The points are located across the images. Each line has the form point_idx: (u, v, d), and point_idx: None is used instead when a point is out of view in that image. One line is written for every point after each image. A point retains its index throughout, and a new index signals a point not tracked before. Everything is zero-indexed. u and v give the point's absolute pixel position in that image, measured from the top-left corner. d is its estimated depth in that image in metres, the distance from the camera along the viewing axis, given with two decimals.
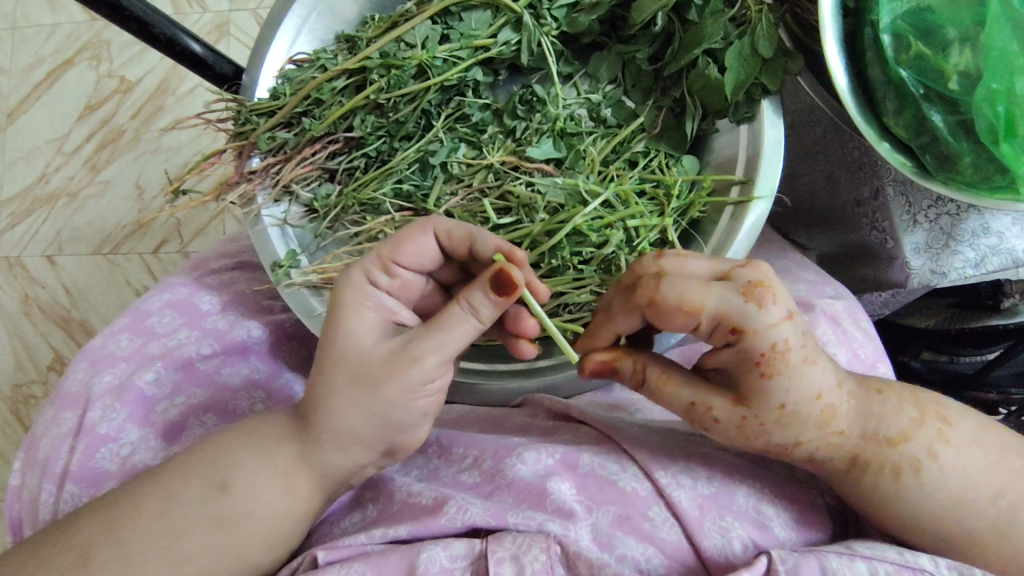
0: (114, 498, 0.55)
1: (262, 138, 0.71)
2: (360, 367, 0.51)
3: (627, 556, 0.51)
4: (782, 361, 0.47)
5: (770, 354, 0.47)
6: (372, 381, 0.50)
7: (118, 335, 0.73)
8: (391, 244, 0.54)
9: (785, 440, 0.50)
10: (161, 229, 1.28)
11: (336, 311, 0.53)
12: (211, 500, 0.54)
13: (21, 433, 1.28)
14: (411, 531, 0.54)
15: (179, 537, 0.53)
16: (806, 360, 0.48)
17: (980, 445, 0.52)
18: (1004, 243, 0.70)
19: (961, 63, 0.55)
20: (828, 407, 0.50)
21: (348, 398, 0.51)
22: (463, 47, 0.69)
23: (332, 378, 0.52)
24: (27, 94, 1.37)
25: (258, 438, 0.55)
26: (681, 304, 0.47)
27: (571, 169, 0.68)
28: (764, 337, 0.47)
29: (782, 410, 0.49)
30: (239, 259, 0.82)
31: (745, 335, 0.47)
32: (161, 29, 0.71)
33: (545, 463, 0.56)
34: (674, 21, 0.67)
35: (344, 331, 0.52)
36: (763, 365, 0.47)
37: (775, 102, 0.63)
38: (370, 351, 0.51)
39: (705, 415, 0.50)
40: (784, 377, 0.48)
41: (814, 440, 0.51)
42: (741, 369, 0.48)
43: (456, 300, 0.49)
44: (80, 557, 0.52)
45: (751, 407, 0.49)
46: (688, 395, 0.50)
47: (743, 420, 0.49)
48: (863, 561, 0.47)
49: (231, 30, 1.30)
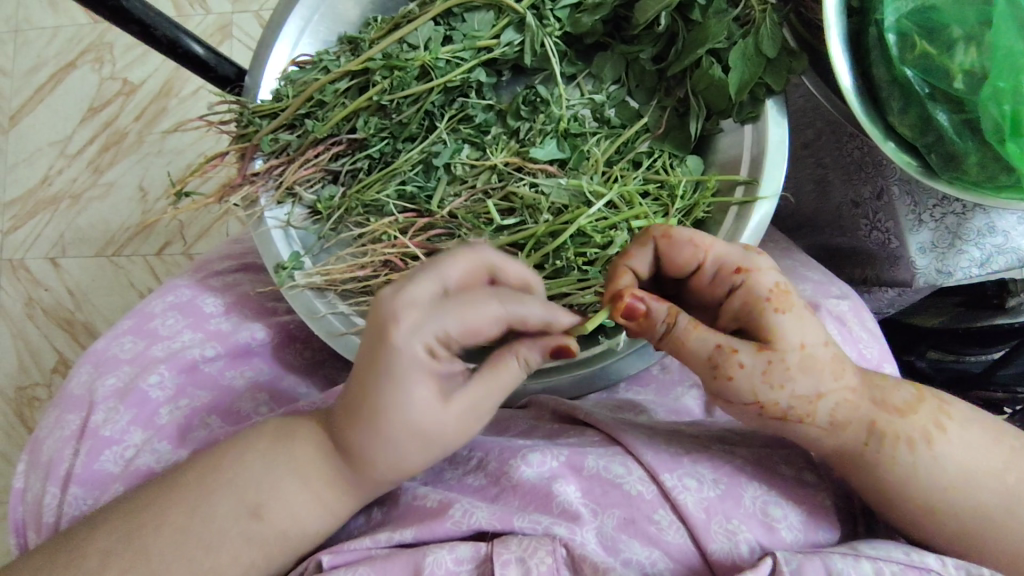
0: (136, 507, 0.55)
1: (265, 139, 0.72)
2: (432, 435, 0.49)
3: (631, 559, 0.51)
4: (789, 296, 0.49)
5: (777, 288, 0.49)
6: (443, 444, 0.50)
7: (122, 338, 0.74)
8: (458, 326, 0.47)
9: (807, 391, 0.49)
10: (164, 231, 1.28)
11: (390, 389, 0.47)
12: (238, 514, 0.53)
13: (24, 435, 1.28)
14: (417, 534, 0.53)
15: (207, 550, 0.53)
16: (807, 309, 0.50)
17: (985, 451, 0.51)
18: (1008, 242, 0.70)
19: (967, 62, 0.55)
20: (837, 356, 0.50)
21: (417, 452, 0.50)
22: (466, 48, 0.69)
23: (392, 436, 0.49)
24: (30, 97, 1.37)
25: (293, 455, 0.54)
26: (695, 239, 0.50)
27: (574, 170, 0.68)
28: (767, 274, 0.50)
29: (802, 352, 0.48)
30: (243, 260, 0.83)
31: (752, 271, 0.50)
32: (162, 30, 0.71)
33: (550, 465, 0.56)
34: (677, 21, 0.67)
35: (406, 408, 0.47)
36: (775, 298, 0.49)
37: (779, 101, 0.63)
38: (442, 422, 0.48)
39: (731, 359, 0.48)
40: (796, 319, 0.49)
41: (832, 394, 0.50)
42: (754, 314, 0.49)
43: (518, 356, 0.49)
44: (102, 562, 0.53)
45: (777, 349, 0.48)
46: (717, 335, 0.48)
47: (768, 365, 0.48)
48: (867, 561, 0.47)
49: (233, 32, 1.30)
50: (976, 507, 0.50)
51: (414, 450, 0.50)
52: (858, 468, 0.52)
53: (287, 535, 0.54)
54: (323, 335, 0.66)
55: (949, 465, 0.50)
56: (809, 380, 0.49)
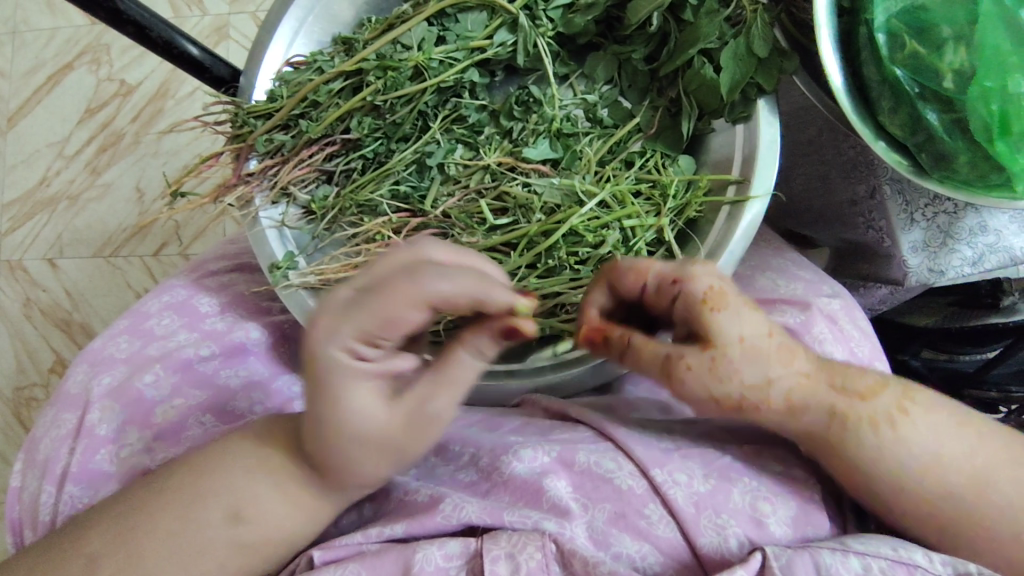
0: (123, 511, 0.54)
1: (260, 140, 0.72)
2: (383, 439, 0.48)
3: (622, 554, 0.51)
4: (722, 299, 0.52)
5: (709, 292, 0.52)
6: (397, 447, 0.49)
7: (118, 337, 0.74)
8: (376, 320, 0.45)
9: (756, 381, 0.52)
10: (161, 231, 1.29)
11: (328, 395, 0.47)
12: (224, 520, 0.53)
13: (22, 435, 1.28)
14: (407, 530, 0.54)
15: (197, 555, 0.53)
16: (745, 304, 0.53)
17: (968, 440, 0.51)
18: (1001, 241, 0.70)
19: (956, 61, 0.55)
20: (783, 346, 0.53)
21: (371, 454, 0.49)
22: (459, 48, 0.70)
23: (350, 449, 0.49)
24: (28, 98, 1.37)
25: (272, 463, 0.54)
26: (633, 265, 0.55)
27: (567, 169, 0.68)
28: (701, 280, 0.53)
29: (740, 342, 0.52)
30: (238, 260, 0.83)
31: (685, 281, 0.53)
32: (157, 31, 0.71)
33: (542, 460, 0.56)
34: (669, 21, 0.67)
35: (349, 412, 0.47)
36: (707, 303, 0.52)
37: (771, 101, 0.63)
38: (390, 423, 0.48)
39: (680, 364, 0.53)
40: (729, 316, 0.52)
41: (784, 379, 0.52)
42: (692, 315, 0.53)
43: (463, 349, 0.48)
44: (91, 565, 0.52)
45: (716, 345, 0.52)
46: (664, 347, 0.54)
47: (713, 361, 0.52)
48: (856, 556, 0.47)
49: (229, 33, 1.30)
50: (947, 493, 0.50)
51: (371, 457, 0.50)
52: (840, 463, 0.52)
53: (277, 532, 0.54)
54: None
55: (941, 459, 0.50)
56: (756, 371, 0.52)
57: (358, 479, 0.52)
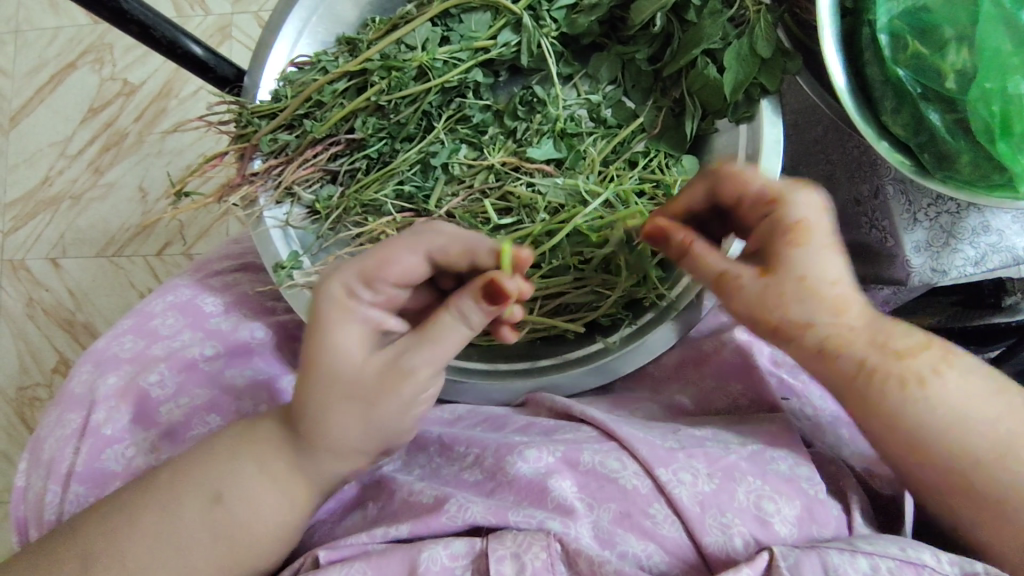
0: (108, 511, 0.55)
1: (264, 140, 0.72)
2: (357, 387, 0.51)
3: (628, 552, 0.52)
4: (809, 235, 0.51)
5: (799, 225, 0.51)
6: (368, 398, 0.51)
7: (122, 337, 0.74)
8: (375, 258, 0.52)
9: (800, 317, 0.52)
10: (164, 230, 1.29)
11: (319, 332, 0.51)
12: (210, 514, 0.54)
13: (26, 435, 1.29)
14: (412, 530, 0.54)
15: (178, 553, 0.54)
16: (832, 248, 0.51)
17: (990, 409, 0.52)
18: (1003, 240, 0.70)
19: (958, 62, 0.55)
20: (843, 299, 0.52)
21: (347, 407, 0.51)
22: (464, 49, 0.70)
23: (325, 396, 0.51)
24: (30, 98, 1.37)
25: (255, 456, 0.55)
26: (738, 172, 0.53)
27: (571, 169, 0.69)
28: (798, 208, 0.51)
29: (802, 281, 0.51)
30: (243, 259, 0.83)
31: (783, 203, 0.51)
32: (162, 31, 0.71)
33: (546, 460, 0.56)
34: (673, 22, 0.68)
35: (332, 350, 0.51)
36: (792, 232, 0.51)
37: (774, 101, 0.63)
38: (366, 370, 0.51)
39: (729, 281, 0.53)
40: (809, 249, 0.51)
41: (831, 327, 0.53)
42: (771, 239, 0.52)
43: (449, 308, 0.50)
44: (82, 566, 0.53)
45: (775, 274, 0.52)
46: (721, 264, 0.53)
47: (764, 288, 0.52)
48: (863, 557, 0.47)
49: (233, 33, 1.30)
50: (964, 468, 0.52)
51: (343, 411, 0.51)
52: (873, 425, 0.54)
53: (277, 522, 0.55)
54: None
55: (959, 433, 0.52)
56: (807, 305, 0.52)
57: (332, 446, 0.53)
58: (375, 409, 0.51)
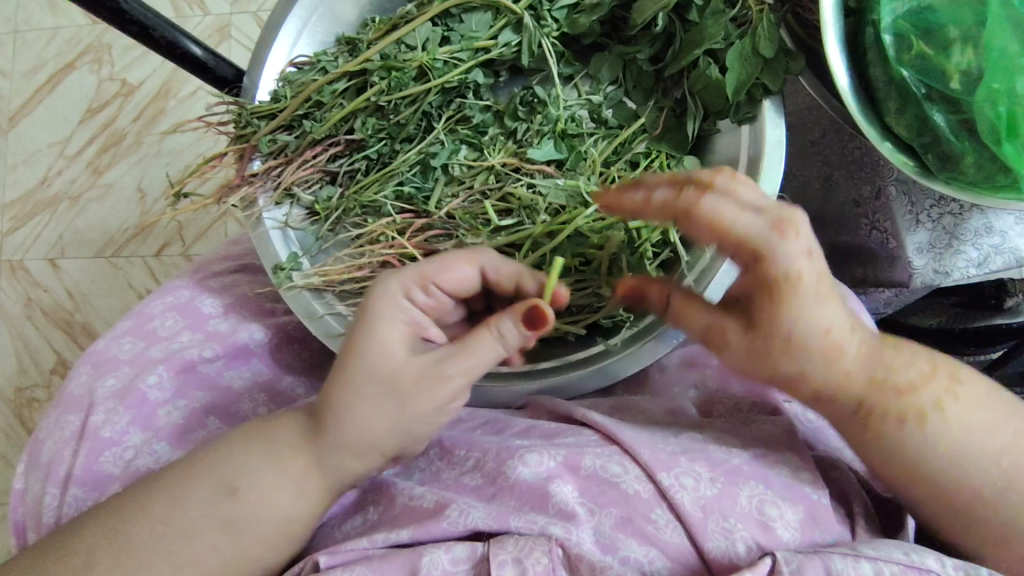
0: (118, 503, 0.55)
1: (263, 140, 0.72)
2: (392, 382, 0.52)
3: (629, 558, 0.51)
4: (794, 290, 0.49)
5: (782, 280, 0.48)
6: (402, 398, 0.52)
7: (121, 338, 0.74)
8: (436, 264, 0.57)
9: (790, 371, 0.52)
10: (163, 232, 1.28)
11: (367, 325, 0.53)
12: (221, 506, 0.54)
13: (24, 436, 1.28)
14: (413, 535, 0.53)
15: (186, 542, 0.53)
16: (821, 295, 0.49)
17: (997, 432, 0.51)
18: (1006, 242, 0.70)
19: (963, 63, 0.55)
20: (836, 348, 0.51)
21: (378, 403, 0.52)
22: (464, 49, 0.69)
23: (361, 391, 0.52)
24: (29, 98, 1.37)
25: (270, 450, 0.55)
26: (718, 219, 0.48)
27: (573, 170, 0.68)
28: (781, 262, 0.48)
29: (789, 341, 0.50)
30: (242, 261, 0.83)
31: (762, 260, 0.48)
32: (161, 32, 0.71)
33: (547, 465, 0.56)
34: (675, 22, 0.67)
35: (376, 342, 0.52)
36: (775, 289, 0.49)
37: (777, 102, 0.63)
38: (405, 367, 0.52)
39: (719, 335, 0.54)
40: (795, 310, 0.49)
41: (821, 376, 0.52)
42: (757, 294, 0.50)
43: (487, 326, 0.52)
44: (87, 558, 0.53)
45: (760, 332, 0.51)
46: (708, 317, 0.54)
47: (751, 344, 0.52)
48: (867, 561, 0.47)
49: (232, 33, 1.30)
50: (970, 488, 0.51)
51: (377, 410, 0.52)
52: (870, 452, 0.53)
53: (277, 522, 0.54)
54: (320, 335, 0.67)
55: (971, 452, 0.51)
56: (794, 362, 0.51)
57: (354, 442, 0.53)
58: (407, 408, 0.52)
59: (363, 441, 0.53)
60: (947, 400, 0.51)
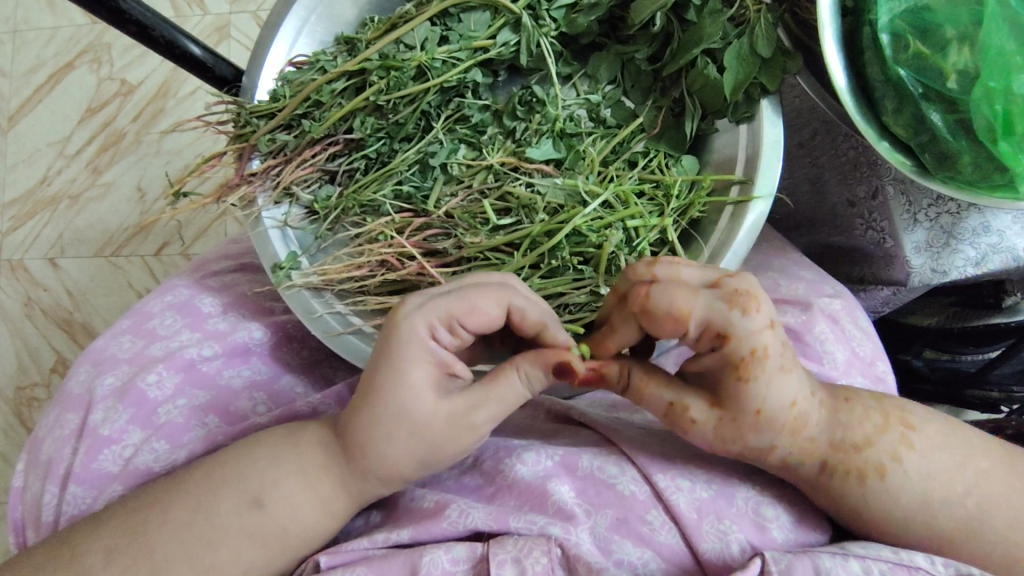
0: (136, 505, 0.55)
1: (262, 140, 0.72)
2: (422, 425, 0.52)
3: (623, 560, 0.51)
4: (762, 366, 0.49)
5: (750, 359, 0.49)
6: (432, 441, 0.52)
7: (120, 337, 0.75)
8: (463, 304, 0.53)
9: (759, 445, 0.52)
10: (162, 231, 1.29)
11: (393, 364, 0.52)
12: (245, 515, 0.54)
13: (23, 435, 1.28)
14: (413, 535, 0.54)
15: (208, 548, 0.53)
16: (783, 367, 0.50)
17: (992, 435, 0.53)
18: (1004, 241, 0.71)
19: (960, 62, 0.55)
20: (799, 416, 0.51)
21: (408, 445, 0.52)
22: (462, 49, 0.69)
23: (391, 431, 0.52)
24: (29, 97, 1.37)
25: (296, 452, 0.55)
26: (672, 311, 0.48)
27: (570, 169, 0.68)
28: (749, 339, 0.48)
29: (757, 417, 0.51)
30: (241, 260, 0.83)
31: (731, 342, 0.48)
32: (159, 31, 0.71)
33: (545, 464, 0.56)
34: (672, 22, 0.67)
35: (401, 384, 0.51)
36: (742, 368, 0.49)
37: (774, 101, 0.63)
38: (432, 412, 0.51)
39: (684, 414, 0.52)
40: (759, 383, 0.49)
41: (785, 446, 0.52)
42: (720, 374, 0.50)
43: (514, 369, 0.52)
44: (104, 558, 0.53)
45: (727, 410, 0.51)
46: (668, 394, 0.52)
47: (720, 421, 0.51)
48: (856, 560, 0.47)
49: (231, 33, 1.30)
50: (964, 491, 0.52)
51: (406, 450, 0.53)
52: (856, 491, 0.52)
53: (281, 523, 0.54)
54: (320, 334, 0.67)
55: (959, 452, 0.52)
56: (760, 435, 0.52)
57: (384, 473, 0.54)
58: (435, 450, 0.53)
59: (391, 472, 0.54)
60: (906, 450, 0.52)
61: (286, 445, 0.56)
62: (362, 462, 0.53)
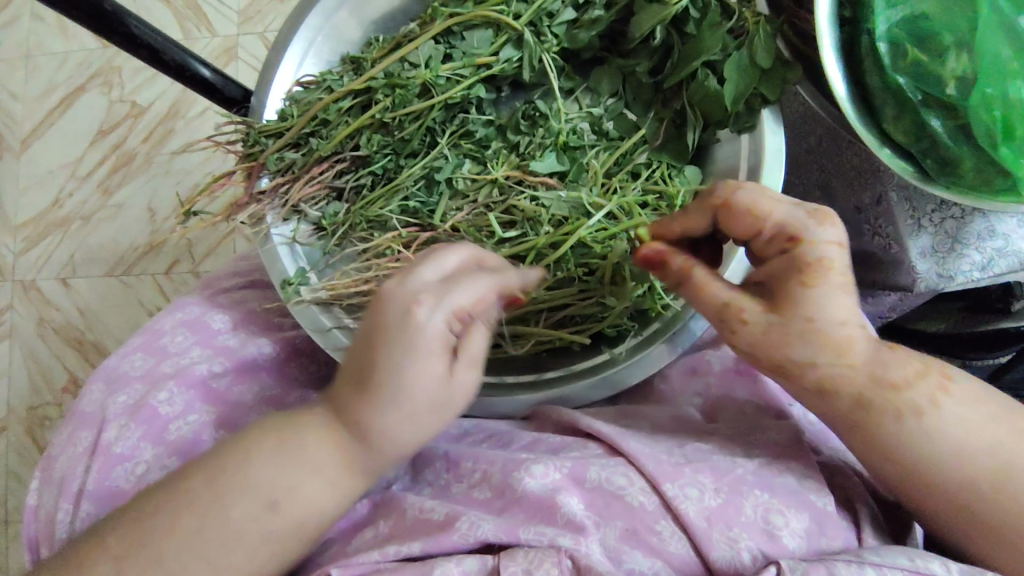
0: (144, 515, 0.55)
1: (270, 159, 0.73)
2: (446, 402, 0.53)
3: (634, 569, 0.51)
4: (829, 276, 0.50)
5: (818, 264, 0.50)
6: (453, 411, 0.54)
7: (132, 355, 0.75)
8: (472, 296, 0.53)
9: (804, 357, 0.52)
10: (172, 250, 1.30)
11: (415, 358, 0.51)
12: (256, 524, 0.54)
13: (35, 455, 1.29)
14: (425, 548, 0.54)
15: (223, 553, 0.54)
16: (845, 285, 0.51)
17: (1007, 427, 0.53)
18: (1010, 244, 0.70)
19: (958, 69, 0.55)
20: (849, 338, 0.52)
21: (432, 420, 0.54)
22: (465, 65, 0.70)
23: (416, 417, 0.53)
24: (41, 121, 1.39)
25: (301, 459, 0.55)
26: (754, 207, 0.52)
27: (574, 182, 0.69)
28: (826, 246, 0.50)
29: (809, 324, 0.51)
30: (250, 277, 0.84)
31: (802, 242, 0.51)
32: (172, 55, 0.73)
33: (553, 476, 0.56)
34: (672, 35, 0.69)
35: (425, 375, 0.52)
36: (811, 270, 0.50)
37: (775, 111, 0.64)
38: (454, 390, 0.53)
39: (736, 311, 0.53)
40: (825, 291, 0.50)
41: (829, 366, 0.52)
42: (783, 277, 0.52)
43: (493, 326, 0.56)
44: (113, 568, 0.54)
45: (784, 313, 0.51)
46: (724, 292, 0.53)
47: (768, 326, 0.52)
48: (871, 568, 0.47)
49: (239, 54, 1.32)
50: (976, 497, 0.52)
51: (427, 430, 0.54)
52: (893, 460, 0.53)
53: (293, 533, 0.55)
54: (330, 350, 0.68)
55: (980, 451, 0.52)
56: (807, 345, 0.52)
57: (402, 453, 0.56)
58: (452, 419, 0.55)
59: (406, 452, 0.56)
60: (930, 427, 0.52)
61: (291, 447, 0.55)
62: (381, 451, 0.54)
